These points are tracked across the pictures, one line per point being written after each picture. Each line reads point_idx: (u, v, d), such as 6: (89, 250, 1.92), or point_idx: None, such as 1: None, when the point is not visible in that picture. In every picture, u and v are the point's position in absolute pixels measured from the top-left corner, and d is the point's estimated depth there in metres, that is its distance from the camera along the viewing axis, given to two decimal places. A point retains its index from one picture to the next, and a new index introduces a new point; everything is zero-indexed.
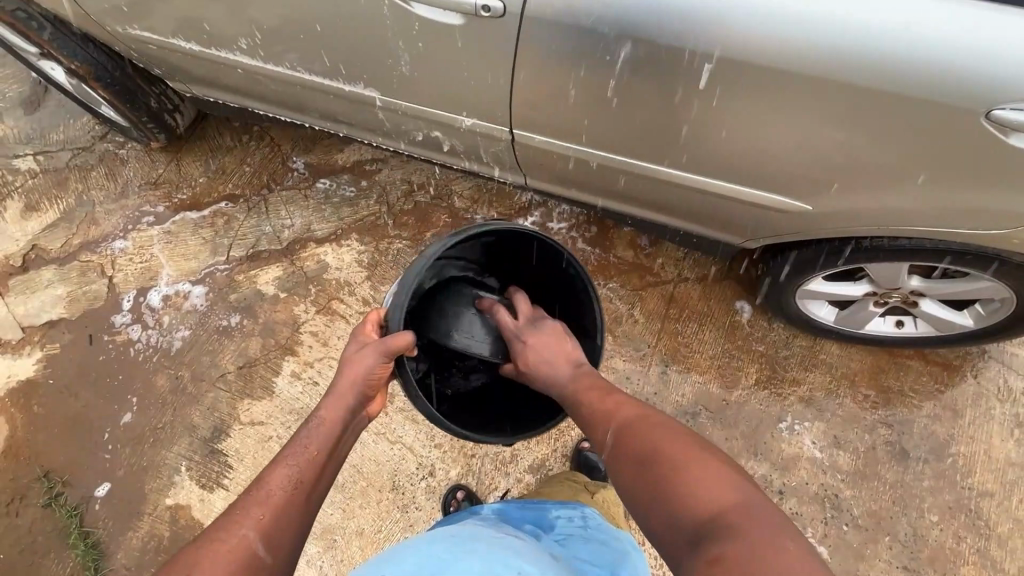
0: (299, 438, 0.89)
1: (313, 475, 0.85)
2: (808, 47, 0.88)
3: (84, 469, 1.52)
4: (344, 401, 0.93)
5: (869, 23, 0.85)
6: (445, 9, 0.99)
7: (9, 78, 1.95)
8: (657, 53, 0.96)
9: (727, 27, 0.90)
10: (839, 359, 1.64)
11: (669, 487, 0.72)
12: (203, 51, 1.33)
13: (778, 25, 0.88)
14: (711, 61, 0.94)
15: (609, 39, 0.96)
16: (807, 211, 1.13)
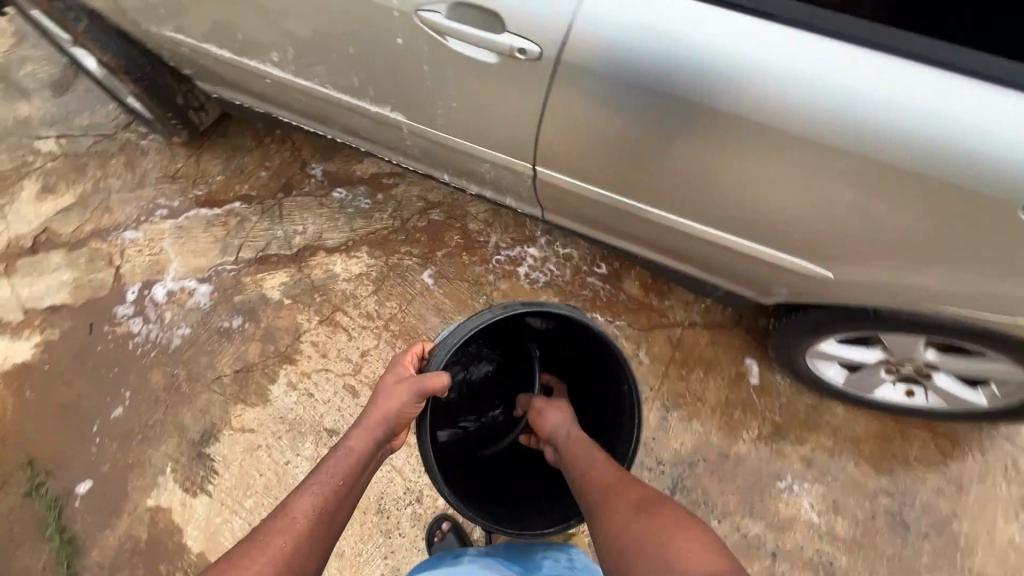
0: (325, 465, 0.89)
1: (336, 505, 0.84)
2: (831, 117, 0.86)
3: (69, 461, 1.50)
4: (371, 434, 0.92)
5: (905, 101, 0.84)
6: (480, 47, 0.98)
7: (42, 59, 1.97)
8: (687, 113, 0.94)
9: (751, 88, 0.88)
10: (845, 421, 1.61)
11: (649, 553, 0.75)
12: (233, 58, 1.34)
13: (801, 90, 0.86)
14: (732, 122, 0.92)
15: (637, 95, 0.95)
16: (826, 277, 1.13)
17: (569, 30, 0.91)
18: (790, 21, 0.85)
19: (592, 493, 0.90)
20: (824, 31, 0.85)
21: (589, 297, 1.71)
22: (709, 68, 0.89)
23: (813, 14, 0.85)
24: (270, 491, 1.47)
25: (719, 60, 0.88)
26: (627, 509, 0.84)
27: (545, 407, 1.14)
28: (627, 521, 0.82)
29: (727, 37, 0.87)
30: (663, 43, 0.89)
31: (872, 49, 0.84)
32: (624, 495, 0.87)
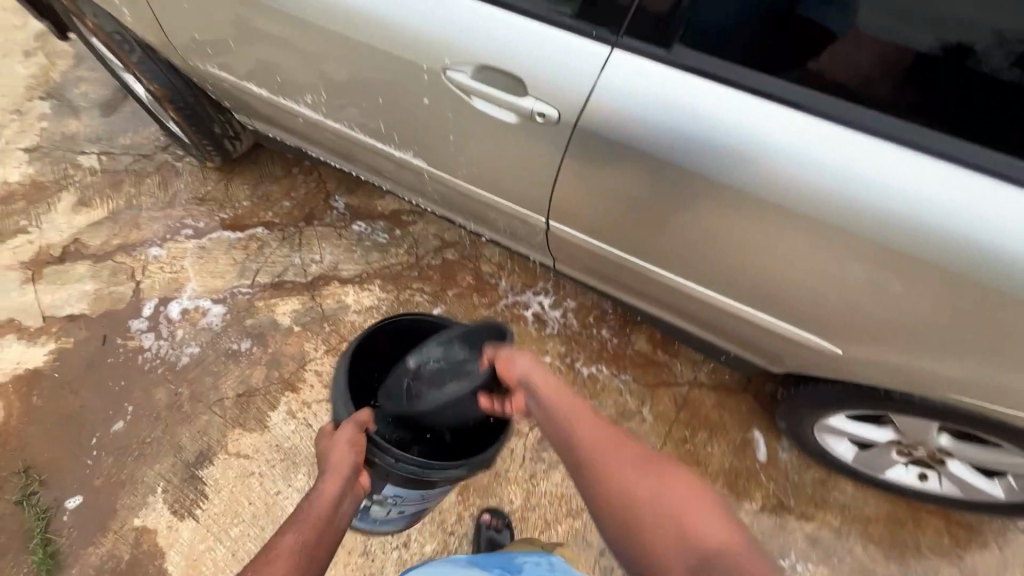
0: (295, 514, 0.87)
1: (319, 536, 0.83)
2: (839, 198, 0.89)
3: (64, 471, 1.50)
4: (340, 473, 0.95)
5: (915, 188, 0.86)
6: (503, 108, 1.03)
7: (96, 81, 2.10)
8: (698, 184, 0.97)
9: (762, 165, 0.91)
10: (853, 500, 1.54)
11: (665, 520, 0.75)
12: (272, 97, 1.43)
13: (809, 171, 0.89)
14: (742, 196, 0.95)
15: (651, 163, 0.98)
16: (835, 352, 1.13)
17: (587, 99, 0.95)
18: (801, 105, 0.87)
19: (589, 457, 0.85)
20: (834, 117, 0.86)
21: (595, 349, 1.70)
22: (720, 143, 0.92)
23: (822, 99, 0.86)
24: (257, 521, 1.45)
25: (730, 137, 0.91)
26: (633, 477, 0.81)
27: (515, 358, 0.99)
28: (636, 489, 0.80)
29: (738, 117, 0.89)
30: (677, 117, 0.92)
31: (881, 137, 0.86)
32: (626, 459, 0.84)
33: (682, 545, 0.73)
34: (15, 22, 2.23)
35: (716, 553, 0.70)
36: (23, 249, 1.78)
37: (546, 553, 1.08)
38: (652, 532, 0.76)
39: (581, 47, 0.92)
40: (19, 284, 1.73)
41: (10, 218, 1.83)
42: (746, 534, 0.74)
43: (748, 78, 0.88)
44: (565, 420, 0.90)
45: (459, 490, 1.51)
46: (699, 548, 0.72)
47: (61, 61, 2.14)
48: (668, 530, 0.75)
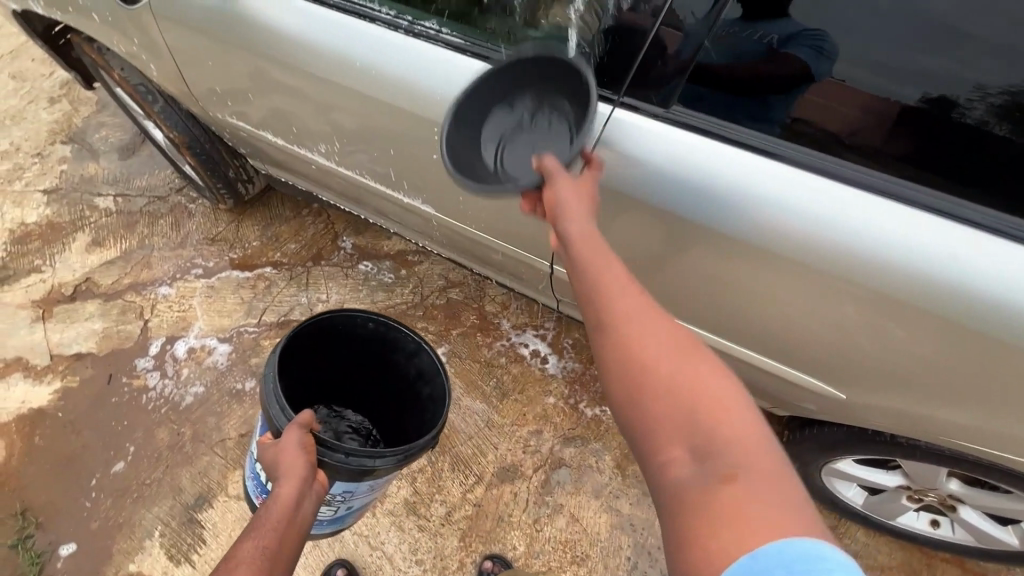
0: (253, 520, 0.86)
1: (281, 539, 0.83)
2: (835, 247, 0.92)
3: (61, 514, 1.48)
4: (295, 475, 0.93)
5: (903, 237, 0.88)
6: None
7: (116, 126, 2.18)
8: (698, 230, 1.01)
9: (757, 216, 0.94)
10: (865, 547, 1.51)
11: (659, 386, 0.65)
12: (286, 145, 1.49)
13: (803, 223, 0.92)
14: (741, 246, 0.99)
15: (650, 211, 1.02)
16: (838, 397, 1.14)
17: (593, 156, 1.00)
18: (790, 160, 0.92)
19: (610, 314, 0.72)
20: (824, 171, 0.91)
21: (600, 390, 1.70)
22: (716, 194, 0.95)
23: (809, 154, 0.91)
24: None
25: (725, 188, 0.94)
26: (655, 344, 0.68)
27: (563, 190, 0.84)
28: (655, 354, 0.67)
29: (733, 170, 0.94)
30: (675, 171, 0.97)
31: (871, 190, 0.90)
32: (649, 324, 0.70)
33: (683, 426, 0.61)
34: (43, 71, 2.33)
35: (721, 438, 0.58)
36: (36, 287, 1.81)
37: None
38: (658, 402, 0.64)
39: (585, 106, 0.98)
40: (29, 322, 1.75)
41: (25, 257, 1.87)
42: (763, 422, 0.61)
43: (740, 135, 0.94)
44: (589, 272, 0.77)
45: (461, 536, 1.48)
46: (704, 428, 0.60)
47: (84, 107, 2.23)
48: (675, 403, 0.63)
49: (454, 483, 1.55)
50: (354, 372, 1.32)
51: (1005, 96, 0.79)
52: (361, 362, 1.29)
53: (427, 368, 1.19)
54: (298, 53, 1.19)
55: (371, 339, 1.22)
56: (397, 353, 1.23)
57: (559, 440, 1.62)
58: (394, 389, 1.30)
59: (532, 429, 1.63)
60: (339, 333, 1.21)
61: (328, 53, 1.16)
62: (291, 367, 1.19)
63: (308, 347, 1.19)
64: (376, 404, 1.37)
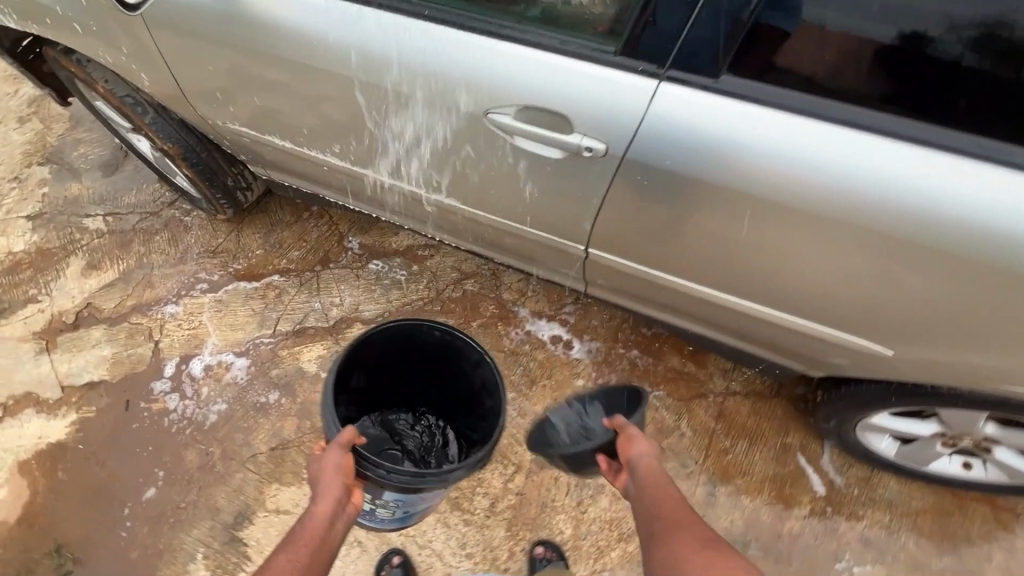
0: (292, 532, 0.89)
1: (310, 560, 0.84)
2: (862, 198, 0.94)
3: (97, 547, 1.44)
4: (331, 494, 0.92)
5: (937, 185, 0.90)
6: (547, 145, 1.06)
7: (94, 142, 2.07)
8: (733, 196, 1.02)
9: (786, 177, 0.96)
10: (899, 494, 1.55)
11: None
12: (295, 149, 1.43)
13: (830, 177, 0.94)
14: (770, 207, 1.00)
15: (684, 180, 1.02)
16: (871, 350, 1.17)
17: (632, 137, 0.99)
18: (824, 115, 0.91)
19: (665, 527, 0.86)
20: (854, 124, 0.91)
21: (626, 368, 1.71)
22: (743, 159, 0.96)
23: (838, 109, 0.90)
24: None
25: (753, 152, 0.95)
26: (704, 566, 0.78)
27: (634, 437, 0.99)
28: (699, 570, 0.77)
29: (766, 132, 0.94)
30: (706, 141, 0.96)
31: (902, 139, 0.90)
32: (698, 547, 0.82)
33: None
34: (6, 90, 2.20)
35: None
36: (35, 318, 1.74)
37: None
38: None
39: (620, 84, 0.96)
40: (33, 355, 1.68)
41: (18, 288, 1.79)
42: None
43: (771, 95, 0.92)
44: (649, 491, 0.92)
45: (507, 525, 1.48)
46: None
47: (56, 124, 2.11)
48: None
49: (494, 474, 1.54)
50: (419, 371, 1.32)
51: (981, 30, 0.78)
52: (426, 368, 1.30)
53: (488, 380, 1.16)
54: (306, 53, 1.14)
55: (435, 344, 1.21)
56: (462, 360, 1.21)
57: None
58: (461, 392, 1.30)
59: None
60: (405, 337, 1.20)
61: (339, 48, 1.11)
62: (358, 368, 1.19)
63: (375, 357, 1.21)
64: (444, 404, 1.39)
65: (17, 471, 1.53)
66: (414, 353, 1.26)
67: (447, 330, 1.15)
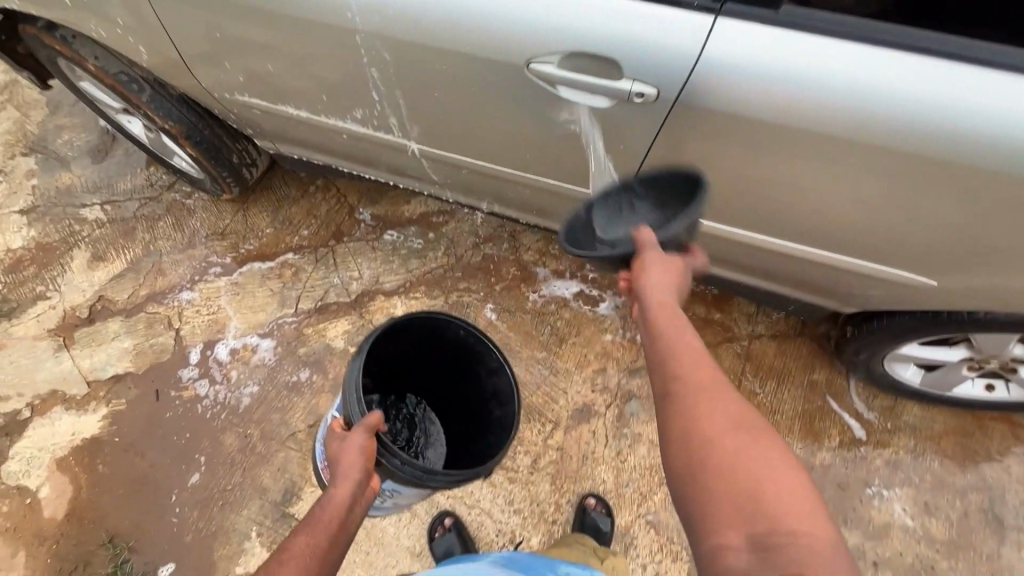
0: (308, 514, 0.87)
1: (329, 544, 0.82)
2: (917, 129, 0.91)
3: (150, 534, 1.46)
4: (351, 477, 0.91)
5: (971, 100, 0.87)
6: (597, 93, 1.00)
7: (78, 127, 1.96)
8: (760, 130, 0.99)
9: (837, 112, 0.92)
10: (922, 420, 1.61)
11: (718, 461, 0.65)
12: (312, 117, 1.38)
13: (863, 102, 0.90)
14: (817, 143, 0.98)
15: (711, 117, 0.99)
16: (893, 273, 1.19)
17: (687, 81, 0.94)
18: (854, 36, 0.88)
19: (683, 384, 0.75)
20: (909, 46, 0.87)
21: None
22: (793, 97, 0.92)
23: (891, 30, 0.87)
24: (359, 546, 1.44)
25: (804, 88, 0.91)
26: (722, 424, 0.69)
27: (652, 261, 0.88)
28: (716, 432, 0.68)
29: (795, 58, 0.90)
30: (757, 79, 0.92)
31: (932, 55, 0.87)
32: (720, 410, 0.70)
33: (738, 510, 0.61)
34: None
35: (783, 530, 0.57)
36: (47, 316, 1.69)
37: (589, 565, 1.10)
38: (718, 479, 0.64)
39: (676, 24, 0.91)
40: (53, 353, 1.64)
41: (24, 286, 1.73)
42: (829, 520, 0.60)
43: (799, 18, 0.89)
44: (665, 339, 0.80)
45: (552, 480, 1.52)
46: (762, 514, 0.59)
47: (34, 111, 1.99)
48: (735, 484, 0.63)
49: (533, 432, 1.57)
50: (432, 365, 1.32)
51: None
52: (439, 360, 1.29)
53: (502, 391, 1.17)
54: (323, 11, 1.06)
55: (457, 343, 1.22)
56: (479, 365, 1.22)
57: (625, 373, 1.64)
58: (468, 396, 1.30)
59: (596, 368, 1.65)
60: (430, 329, 1.20)
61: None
62: (379, 349, 1.19)
63: (391, 341, 1.19)
64: (444, 403, 1.38)
65: (56, 468, 1.52)
66: (428, 343, 1.25)
67: (471, 328, 1.15)
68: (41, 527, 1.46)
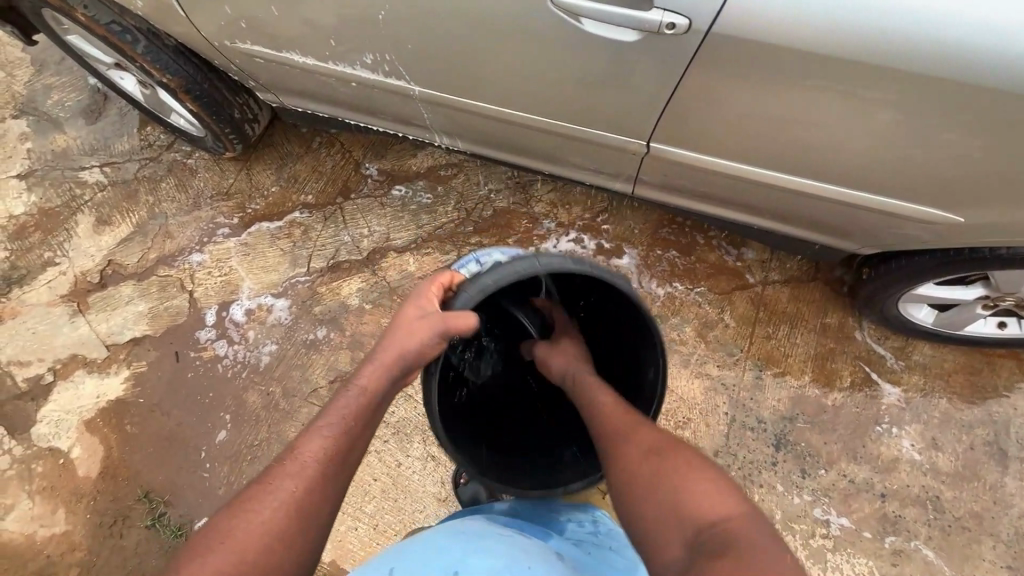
0: (336, 403, 0.84)
1: (348, 447, 0.80)
2: (953, 60, 0.89)
3: (184, 488, 1.51)
4: (388, 367, 0.89)
5: (1005, 24, 0.86)
6: (624, 27, 0.97)
7: (68, 85, 1.89)
8: (788, 63, 0.96)
9: (874, 42, 0.90)
10: (933, 358, 1.63)
11: (642, 482, 0.79)
12: (318, 65, 1.31)
13: (895, 28, 0.88)
14: (847, 74, 0.95)
15: (739, 52, 0.96)
16: (915, 213, 1.18)
17: (716, 17, 0.92)
18: None
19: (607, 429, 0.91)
20: None
21: (666, 269, 1.71)
22: (827, 28, 0.90)
23: None
24: (387, 494, 1.49)
25: (839, 19, 0.89)
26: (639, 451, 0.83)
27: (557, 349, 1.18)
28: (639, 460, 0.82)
29: None
30: (787, 7, 0.89)
31: None
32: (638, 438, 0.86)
33: (668, 518, 0.73)
34: None
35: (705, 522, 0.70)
36: (58, 282, 1.68)
37: (590, 507, 1.12)
38: (648, 501, 0.77)
39: None
40: (68, 318, 1.65)
41: (31, 252, 1.71)
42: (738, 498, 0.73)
43: None
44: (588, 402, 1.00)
45: None
46: (686, 515, 0.72)
47: (19, 70, 1.90)
48: (664, 502, 0.75)
49: None
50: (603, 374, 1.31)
51: None
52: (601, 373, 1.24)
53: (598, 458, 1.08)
54: None
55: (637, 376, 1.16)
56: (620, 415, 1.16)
57: None
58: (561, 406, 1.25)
59: None
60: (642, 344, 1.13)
61: None
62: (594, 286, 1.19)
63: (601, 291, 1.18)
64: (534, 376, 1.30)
65: (85, 430, 1.55)
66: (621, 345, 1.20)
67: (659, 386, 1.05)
68: (77, 485, 1.51)
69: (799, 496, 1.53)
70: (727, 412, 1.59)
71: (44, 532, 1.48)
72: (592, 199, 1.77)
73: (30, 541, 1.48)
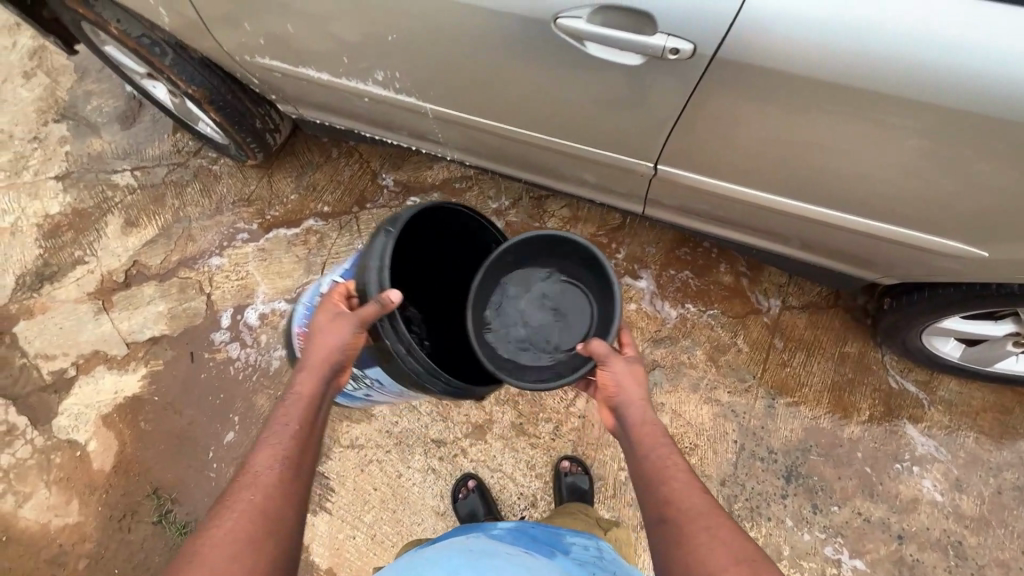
0: (280, 412, 0.84)
1: (299, 446, 0.81)
2: (973, 88, 0.86)
3: (191, 486, 1.55)
4: (318, 366, 0.89)
5: None
6: (628, 51, 0.97)
7: (107, 92, 1.98)
8: (798, 90, 0.94)
9: (888, 70, 0.87)
10: (960, 395, 1.55)
11: None
12: (332, 81, 1.35)
13: (910, 56, 0.85)
14: (861, 103, 0.92)
15: (747, 77, 0.95)
16: (940, 245, 1.13)
17: (726, 39, 0.91)
18: None
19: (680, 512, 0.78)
20: None
21: (679, 290, 1.68)
22: (838, 54, 0.87)
23: None
24: (386, 504, 1.49)
25: (851, 45, 0.86)
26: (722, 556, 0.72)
27: (618, 372, 0.94)
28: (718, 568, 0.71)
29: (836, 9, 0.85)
30: (795, 33, 0.88)
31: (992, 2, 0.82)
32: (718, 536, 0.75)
33: None
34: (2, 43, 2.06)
35: None
36: (86, 280, 1.75)
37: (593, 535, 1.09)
38: None
39: None
40: (93, 315, 1.71)
41: (63, 251, 1.79)
42: None
43: None
44: (650, 461, 0.86)
45: (575, 445, 1.53)
46: None
47: (62, 77, 2.00)
48: None
49: (554, 399, 1.56)
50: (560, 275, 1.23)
51: None
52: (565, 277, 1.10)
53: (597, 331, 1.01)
54: None
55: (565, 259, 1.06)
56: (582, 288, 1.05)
57: (648, 343, 1.63)
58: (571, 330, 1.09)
59: None
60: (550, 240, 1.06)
61: None
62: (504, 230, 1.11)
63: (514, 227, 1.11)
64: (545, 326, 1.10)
65: (102, 424, 1.61)
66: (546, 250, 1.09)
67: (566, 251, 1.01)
68: (91, 478, 1.56)
69: (809, 533, 1.47)
70: (736, 440, 1.55)
71: (58, 522, 1.53)
72: (605, 215, 1.76)
73: (44, 529, 1.53)
